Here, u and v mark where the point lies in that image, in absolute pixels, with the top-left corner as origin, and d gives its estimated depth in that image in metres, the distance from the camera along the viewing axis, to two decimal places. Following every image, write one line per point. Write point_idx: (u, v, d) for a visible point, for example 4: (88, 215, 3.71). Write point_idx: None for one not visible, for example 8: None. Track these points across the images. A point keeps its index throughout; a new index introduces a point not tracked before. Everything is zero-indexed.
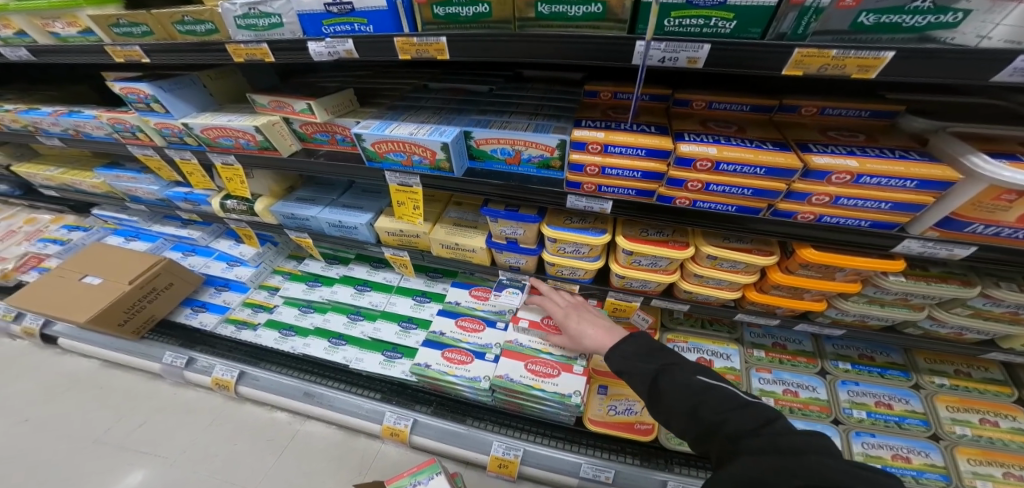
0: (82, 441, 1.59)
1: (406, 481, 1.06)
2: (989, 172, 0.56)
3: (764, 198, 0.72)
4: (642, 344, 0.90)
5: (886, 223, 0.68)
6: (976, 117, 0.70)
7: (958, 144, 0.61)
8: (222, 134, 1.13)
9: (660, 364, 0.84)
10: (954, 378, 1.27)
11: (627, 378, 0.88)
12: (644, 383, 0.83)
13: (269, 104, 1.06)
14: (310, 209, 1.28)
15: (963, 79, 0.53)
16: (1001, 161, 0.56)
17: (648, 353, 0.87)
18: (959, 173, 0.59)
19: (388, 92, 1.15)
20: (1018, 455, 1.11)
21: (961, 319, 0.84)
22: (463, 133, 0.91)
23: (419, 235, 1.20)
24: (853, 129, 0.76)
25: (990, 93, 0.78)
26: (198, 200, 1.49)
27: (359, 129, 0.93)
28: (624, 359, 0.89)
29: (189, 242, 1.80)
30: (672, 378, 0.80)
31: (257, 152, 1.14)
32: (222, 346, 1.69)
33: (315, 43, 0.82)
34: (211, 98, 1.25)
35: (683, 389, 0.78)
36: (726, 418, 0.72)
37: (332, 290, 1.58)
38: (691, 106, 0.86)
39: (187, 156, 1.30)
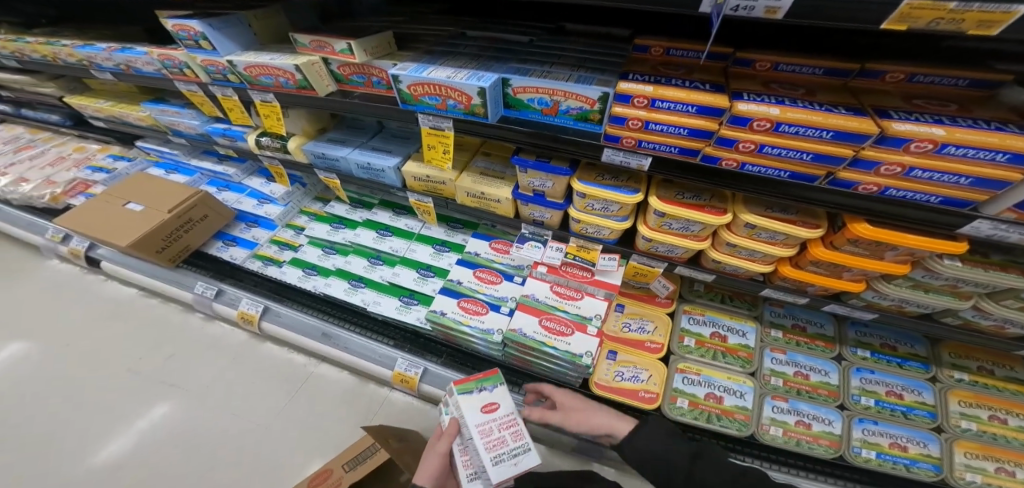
0: (121, 363, 1.73)
1: (472, 385, 1.09)
2: None
3: (824, 165, 0.69)
4: (660, 424, 0.96)
5: (958, 200, 0.64)
6: None
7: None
8: (263, 72, 1.11)
9: (691, 449, 0.90)
10: (975, 374, 1.24)
11: (651, 466, 0.90)
12: (679, 476, 0.86)
13: (310, 44, 1.03)
14: (340, 150, 1.27)
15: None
16: None
17: (671, 435, 0.93)
18: None
19: (429, 37, 1.10)
20: (1020, 453, 1.10)
21: (1008, 312, 0.80)
22: (501, 79, 0.88)
23: (446, 183, 1.20)
24: (945, 99, 0.69)
25: None
26: (236, 136, 1.49)
27: (396, 70, 0.90)
28: (644, 453, 0.92)
29: (224, 178, 1.83)
30: (707, 463, 0.87)
31: (295, 92, 1.12)
32: (249, 280, 1.76)
33: None
34: (255, 38, 1.22)
35: (721, 473, 0.85)
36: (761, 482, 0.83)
37: (355, 233, 1.61)
38: (754, 67, 0.80)
39: (229, 93, 1.29)
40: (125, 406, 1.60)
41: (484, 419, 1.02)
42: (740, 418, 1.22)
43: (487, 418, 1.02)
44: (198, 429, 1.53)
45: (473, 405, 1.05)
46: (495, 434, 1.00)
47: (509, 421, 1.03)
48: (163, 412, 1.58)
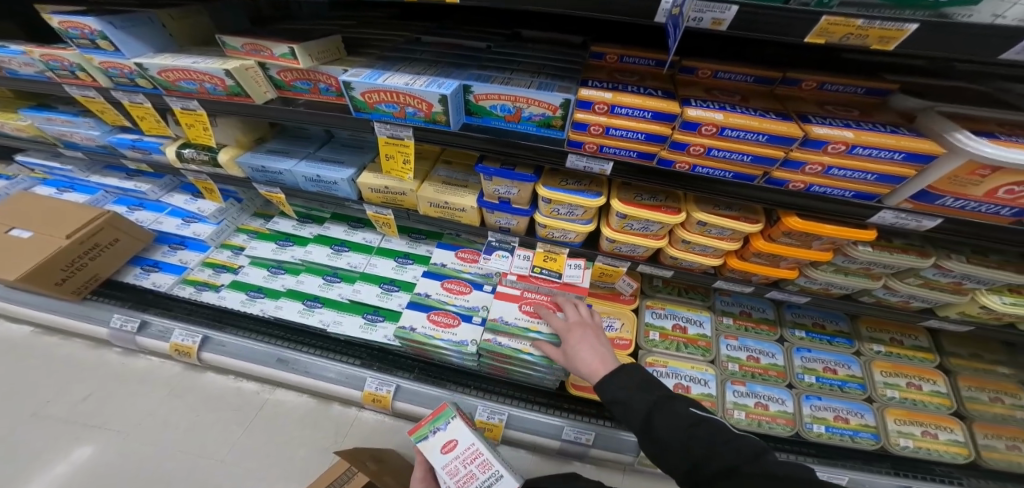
0: (17, 416, 1.45)
1: (426, 429, 1.08)
2: (970, 146, 0.60)
3: (761, 166, 0.76)
4: (634, 374, 0.92)
5: (867, 194, 0.73)
6: (958, 99, 0.75)
7: (944, 121, 0.65)
8: (183, 77, 1.00)
9: (657, 395, 0.87)
10: (890, 345, 1.42)
11: (620, 407, 0.89)
12: (637, 417, 0.86)
13: (243, 48, 0.95)
14: (282, 162, 1.18)
15: (970, 56, 0.55)
16: (982, 138, 0.60)
17: (643, 385, 0.90)
18: (943, 147, 0.63)
19: (377, 42, 1.06)
20: (934, 415, 1.29)
21: (911, 288, 0.93)
22: (463, 86, 0.86)
23: (406, 193, 1.15)
24: (849, 104, 0.79)
25: (968, 77, 0.83)
26: (150, 148, 1.33)
27: (347, 76, 0.86)
28: (619, 388, 0.90)
29: (136, 195, 1.62)
30: (668, 410, 0.84)
31: (225, 98, 1.03)
32: (180, 309, 1.57)
33: None
34: (171, 39, 1.10)
35: (678, 423, 0.81)
36: (718, 449, 0.76)
37: (306, 250, 1.50)
38: (697, 74, 0.86)
39: (139, 100, 1.14)
40: (32, 464, 1.36)
41: (448, 460, 1.02)
42: (708, 405, 1.28)
43: (450, 457, 1.03)
44: (130, 478, 1.33)
45: (433, 449, 1.05)
46: (463, 470, 1.01)
47: (473, 453, 1.04)
48: (83, 461, 1.36)
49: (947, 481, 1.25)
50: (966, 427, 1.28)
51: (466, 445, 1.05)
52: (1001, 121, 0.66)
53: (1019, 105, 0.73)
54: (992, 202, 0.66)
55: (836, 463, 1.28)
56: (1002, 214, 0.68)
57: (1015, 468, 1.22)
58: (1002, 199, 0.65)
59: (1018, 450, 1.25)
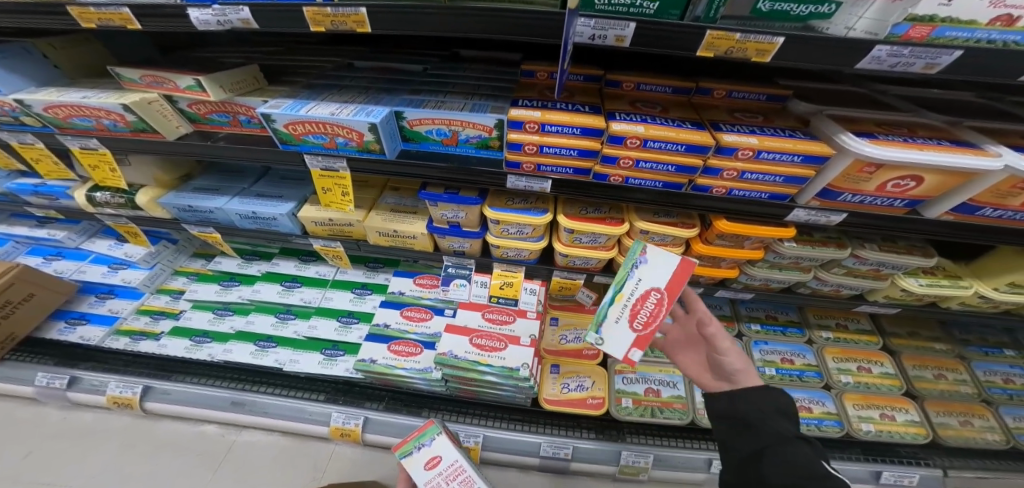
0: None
1: (410, 445, 1.05)
2: (854, 147, 0.66)
3: (685, 174, 0.80)
4: (782, 404, 0.78)
5: (781, 194, 0.78)
6: (847, 102, 0.82)
7: (832, 124, 0.71)
8: (75, 113, 0.96)
9: (784, 434, 0.74)
10: (836, 331, 1.49)
11: (738, 427, 0.79)
12: (750, 446, 0.76)
13: (142, 80, 0.93)
14: (215, 201, 1.14)
15: (831, 62, 0.61)
16: (863, 139, 0.66)
17: (782, 414, 0.77)
18: (833, 148, 0.69)
19: (306, 69, 1.06)
20: (887, 396, 1.35)
21: (838, 278, 0.98)
22: (394, 113, 0.86)
23: (353, 224, 1.15)
24: (753, 110, 0.85)
25: (853, 82, 0.92)
26: (55, 193, 1.27)
27: (267, 108, 0.84)
28: (749, 410, 0.79)
29: (52, 244, 1.52)
30: (787, 453, 0.72)
31: (129, 135, 0.99)
32: (117, 361, 1.46)
33: (199, 11, 0.73)
34: (57, 71, 1.06)
35: (793, 470, 0.70)
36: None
37: (254, 289, 1.45)
38: (622, 87, 0.91)
39: (28, 140, 1.10)
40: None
41: (431, 476, 0.99)
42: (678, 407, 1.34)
43: (433, 474, 1.00)
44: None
45: (416, 465, 1.02)
46: None
47: (457, 469, 1.01)
48: None
49: (913, 462, 1.31)
50: (919, 406, 1.35)
51: (450, 461, 1.02)
52: (877, 121, 0.73)
53: (896, 105, 0.81)
54: (885, 195, 0.73)
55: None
56: (896, 206, 0.75)
57: (967, 443, 1.30)
58: (892, 193, 0.72)
59: (969, 425, 1.33)
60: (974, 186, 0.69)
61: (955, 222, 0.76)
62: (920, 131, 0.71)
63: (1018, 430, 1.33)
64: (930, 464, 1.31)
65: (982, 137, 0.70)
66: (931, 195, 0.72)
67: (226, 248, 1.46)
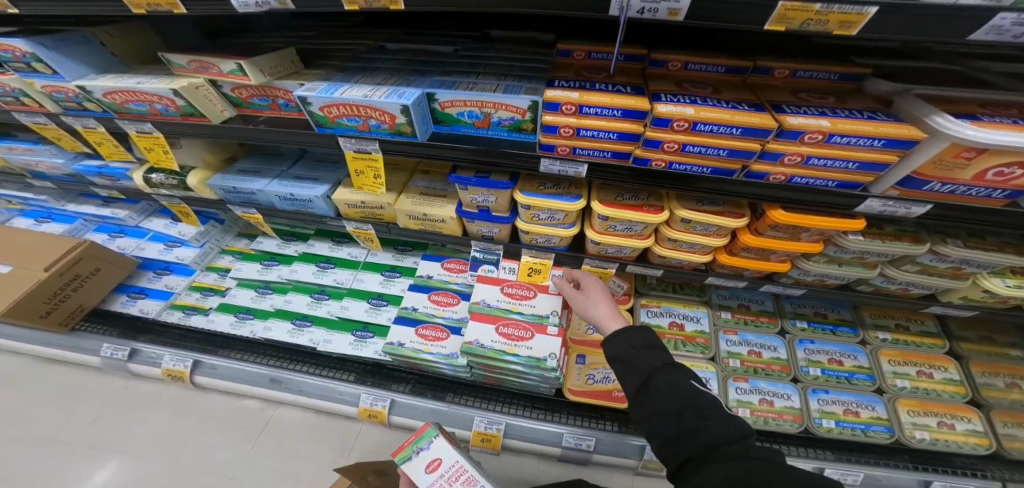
0: (40, 433, 1.48)
1: (409, 450, 1.07)
2: (951, 130, 0.57)
3: (738, 159, 0.74)
4: (646, 333, 0.85)
5: (851, 183, 0.70)
6: (936, 82, 0.71)
7: (923, 105, 0.62)
8: (131, 99, 0.98)
9: (659, 360, 0.79)
10: (895, 332, 1.37)
11: (621, 366, 0.83)
12: (635, 380, 0.79)
13: (189, 65, 0.92)
14: (255, 183, 1.16)
15: (931, 34, 0.52)
16: (964, 120, 0.57)
17: (648, 345, 0.83)
18: (924, 131, 0.60)
19: (340, 53, 1.04)
20: (949, 404, 1.24)
21: (908, 275, 0.88)
22: (426, 95, 0.83)
23: (384, 207, 1.14)
24: (822, 91, 0.76)
25: (941, 59, 0.81)
26: (117, 175, 1.33)
27: (303, 91, 0.82)
28: (625, 347, 0.83)
29: (115, 222, 1.62)
30: (667, 378, 0.76)
31: (179, 119, 1.01)
32: (171, 334, 1.55)
33: None
34: (114, 58, 1.09)
35: (676, 392, 0.74)
36: (709, 427, 0.69)
37: (292, 269, 1.49)
38: (667, 66, 0.83)
39: (92, 124, 1.14)
40: (52, 482, 1.37)
41: (432, 479, 1.00)
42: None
43: (435, 476, 1.01)
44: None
45: (417, 469, 1.03)
46: None
47: (458, 470, 1.02)
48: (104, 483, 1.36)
49: (968, 474, 1.21)
50: (985, 417, 1.23)
51: (450, 463, 1.03)
52: (978, 101, 0.63)
53: (997, 84, 0.70)
54: (982, 185, 0.63)
55: (852, 459, 1.24)
56: (994, 197, 0.65)
57: None
58: (993, 181, 0.62)
59: None
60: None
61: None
62: None
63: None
64: (986, 476, 1.19)
65: None
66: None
67: (269, 229, 1.50)
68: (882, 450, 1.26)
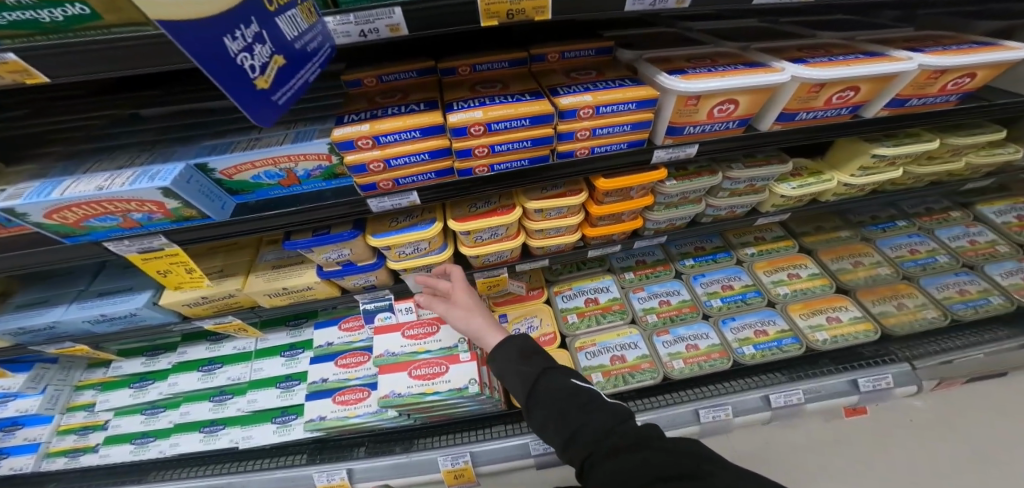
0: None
1: None
2: (670, 85, 0.64)
3: (544, 145, 0.76)
4: (526, 342, 0.92)
5: (637, 141, 0.75)
6: (666, 40, 0.81)
7: (649, 66, 0.69)
8: None
9: (540, 366, 0.87)
10: (758, 245, 1.56)
11: (509, 379, 0.89)
12: (522, 389, 0.86)
13: None
14: (48, 314, 0.97)
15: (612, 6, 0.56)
16: (676, 76, 0.65)
17: (528, 354, 0.90)
18: (656, 89, 0.68)
19: (62, 135, 0.82)
20: (825, 297, 1.41)
21: (726, 201, 0.98)
22: (195, 166, 0.70)
23: (234, 294, 1.02)
24: (586, 67, 0.81)
25: (667, 24, 0.93)
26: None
27: (2, 201, 0.62)
28: (507, 360, 0.90)
29: None
30: (549, 382, 0.84)
31: None
32: (68, 477, 1.28)
33: None
34: None
35: (558, 392, 0.82)
36: (590, 417, 0.77)
37: (171, 382, 1.31)
38: (458, 73, 0.84)
39: None
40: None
41: None
42: (647, 366, 1.28)
43: None
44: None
45: None
46: None
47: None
48: None
49: (880, 362, 1.31)
50: (857, 300, 1.41)
51: None
52: (685, 56, 0.73)
53: (693, 39, 0.82)
54: (715, 122, 0.72)
55: (794, 377, 1.31)
56: (731, 128, 0.75)
57: (911, 327, 1.35)
58: (720, 118, 0.72)
59: (905, 307, 1.39)
60: (781, 94, 0.72)
61: (784, 128, 0.79)
62: (721, 59, 0.72)
63: (947, 300, 1.40)
64: (896, 360, 1.31)
65: (768, 56, 0.73)
66: (755, 110, 0.73)
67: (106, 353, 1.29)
68: (807, 361, 1.35)
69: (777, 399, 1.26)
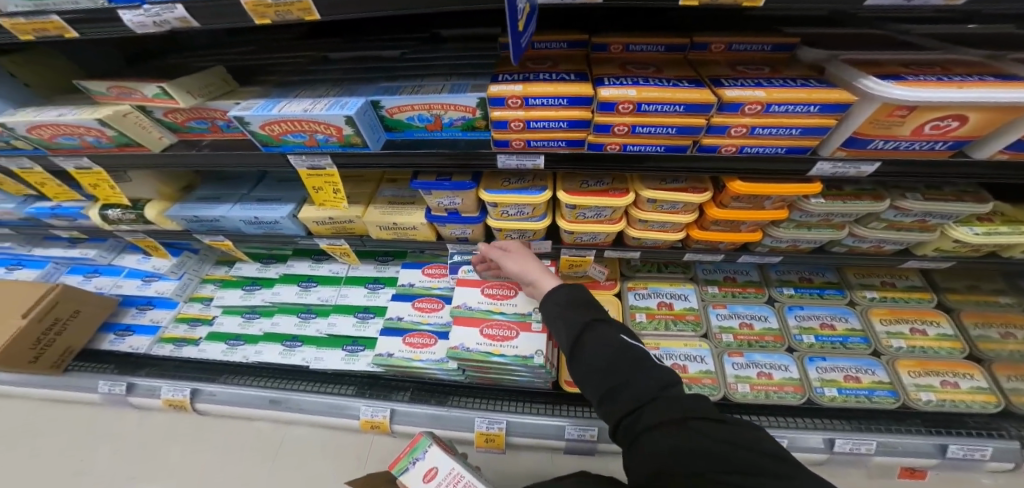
0: (62, 478, 1.48)
1: (405, 460, 1.13)
2: (878, 91, 0.57)
3: (688, 135, 0.72)
4: (578, 292, 0.94)
5: (800, 148, 0.69)
6: (861, 46, 0.73)
7: (850, 69, 0.63)
8: (60, 133, 0.95)
9: (589, 318, 0.87)
10: (882, 290, 1.37)
11: (555, 324, 0.91)
12: (567, 336, 0.87)
13: (110, 91, 0.88)
14: (217, 208, 1.15)
15: None
16: (889, 81, 0.57)
17: (578, 306, 0.91)
18: (854, 94, 0.61)
19: (282, 67, 1.00)
20: (947, 361, 1.23)
21: (877, 233, 0.88)
22: (370, 103, 0.82)
23: (353, 220, 1.14)
24: (756, 63, 0.75)
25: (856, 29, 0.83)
26: (71, 214, 1.31)
27: (239, 111, 0.80)
28: (556, 308, 0.92)
29: (87, 263, 1.62)
30: (596, 336, 0.83)
31: (116, 150, 0.99)
32: (168, 365, 1.56)
33: (129, 11, 0.67)
34: (28, 89, 1.06)
35: (603, 346, 0.82)
36: (635, 378, 0.76)
37: (274, 292, 1.49)
38: (609, 50, 0.81)
39: (26, 165, 1.11)
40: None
41: None
42: (708, 382, 1.23)
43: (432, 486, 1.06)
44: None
45: (415, 479, 1.09)
46: None
47: (456, 477, 1.05)
48: None
49: (986, 435, 1.17)
50: (987, 372, 1.21)
51: (447, 470, 1.07)
52: (900, 62, 0.64)
53: (922, 45, 0.72)
54: (922, 139, 0.64)
55: (865, 427, 1.19)
56: (938, 149, 0.65)
57: None
58: (932, 135, 0.63)
59: None
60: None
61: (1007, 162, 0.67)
62: (956, 68, 0.63)
63: None
64: (1005, 436, 1.16)
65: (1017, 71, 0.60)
66: (981, 133, 0.62)
67: (242, 253, 1.51)
68: (889, 415, 1.22)
69: (844, 445, 1.16)
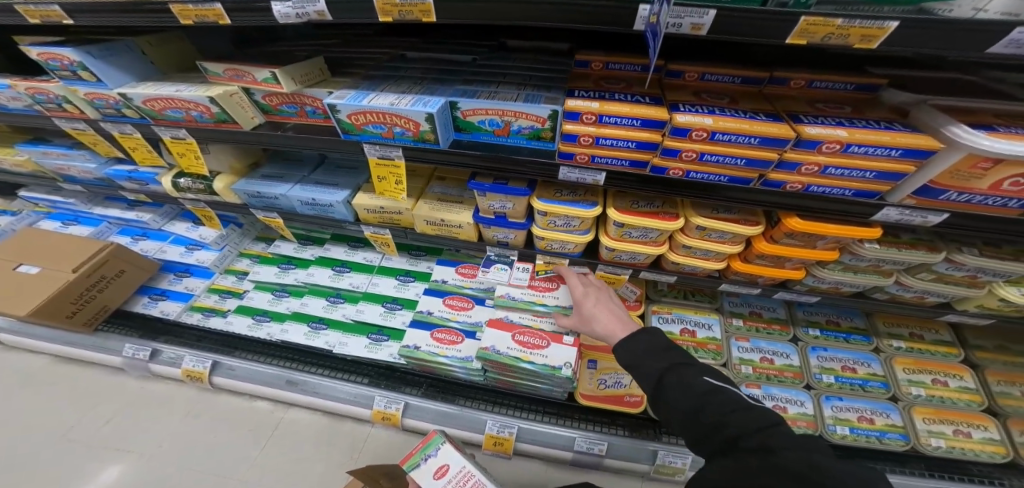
0: (64, 436, 1.48)
1: (418, 456, 1.10)
2: (968, 140, 0.61)
3: (756, 168, 0.75)
4: (656, 337, 0.91)
5: (868, 191, 0.74)
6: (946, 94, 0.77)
7: (940, 116, 0.66)
8: (169, 105, 1.02)
9: (670, 361, 0.85)
10: (909, 340, 1.37)
11: (635, 371, 0.89)
12: (650, 382, 0.85)
13: (225, 73, 0.96)
14: (278, 187, 1.21)
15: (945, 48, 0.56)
16: (980, 132, 0.61)
17: (656, 350, 0.88)
18: (941, 142, 0.65)
19: (363, 61, 1.07)
20: (964, 412, 1.25)
21: (924, 283, 0.93)
22: (449, 103, 0.87)
23: (401, 212, 1.17)
24: (839, 101, 0.80)
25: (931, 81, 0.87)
26: (146, 178, 1.38)
27: (332, 99, 0.86)
28: (634, 354, 0.90)
29: (139, 225, 1.67)
30: (679, 377, 0.81)
31: (212, 125, 1.05)
32: (189, 335, 1.59)
33: (280, 3, 0.77)
34: (153, 67, 1.13)
35: (688, 388, 0.79)
36: (727, 420, 0.73)
37: (308, 272, 1.52)
38: (684, 77, 0.86)
39: (129, 130, 1.17)
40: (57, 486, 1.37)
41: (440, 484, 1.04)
42: None
43: (443, 482, 1.04)
44: None
45: (425, 475, 1.06)
46: None
47: (466, 475, 1.05)
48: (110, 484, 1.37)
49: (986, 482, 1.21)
50: (1001, 425, 1.23)
51: (458, 468, 1.06)
52: (997, 112, 0.68)
53: (1010, 96, 0.76)
54: (998, 194, 0.68)
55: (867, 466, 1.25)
56: (1010, 206, 0.70)
57: None
58: (1009, 191, 0.67)
59: None
60: None
61: None
62: None
63: None
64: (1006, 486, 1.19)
65: None
66: None
67: (287, 233, 1.54)
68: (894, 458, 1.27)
69: None
